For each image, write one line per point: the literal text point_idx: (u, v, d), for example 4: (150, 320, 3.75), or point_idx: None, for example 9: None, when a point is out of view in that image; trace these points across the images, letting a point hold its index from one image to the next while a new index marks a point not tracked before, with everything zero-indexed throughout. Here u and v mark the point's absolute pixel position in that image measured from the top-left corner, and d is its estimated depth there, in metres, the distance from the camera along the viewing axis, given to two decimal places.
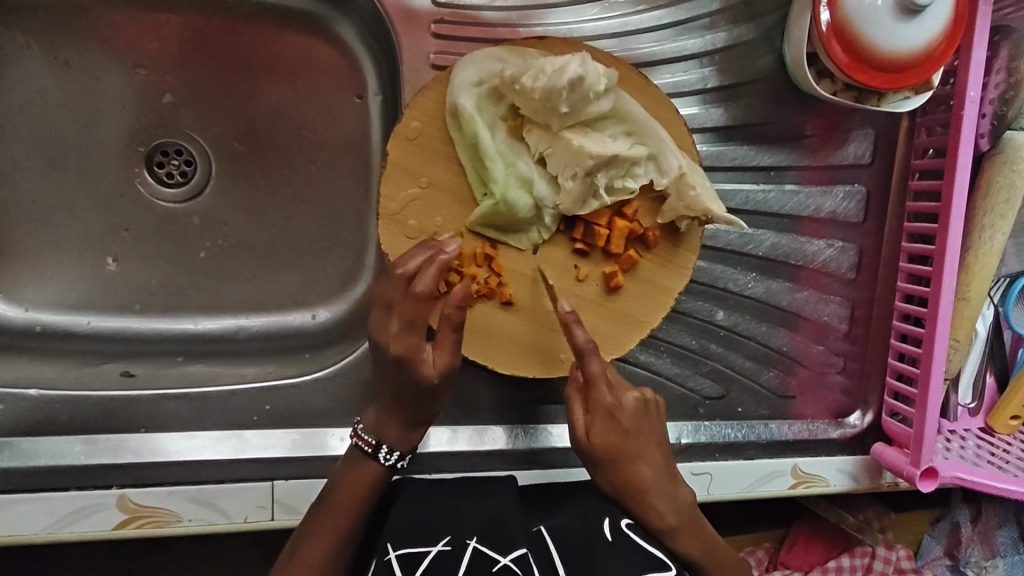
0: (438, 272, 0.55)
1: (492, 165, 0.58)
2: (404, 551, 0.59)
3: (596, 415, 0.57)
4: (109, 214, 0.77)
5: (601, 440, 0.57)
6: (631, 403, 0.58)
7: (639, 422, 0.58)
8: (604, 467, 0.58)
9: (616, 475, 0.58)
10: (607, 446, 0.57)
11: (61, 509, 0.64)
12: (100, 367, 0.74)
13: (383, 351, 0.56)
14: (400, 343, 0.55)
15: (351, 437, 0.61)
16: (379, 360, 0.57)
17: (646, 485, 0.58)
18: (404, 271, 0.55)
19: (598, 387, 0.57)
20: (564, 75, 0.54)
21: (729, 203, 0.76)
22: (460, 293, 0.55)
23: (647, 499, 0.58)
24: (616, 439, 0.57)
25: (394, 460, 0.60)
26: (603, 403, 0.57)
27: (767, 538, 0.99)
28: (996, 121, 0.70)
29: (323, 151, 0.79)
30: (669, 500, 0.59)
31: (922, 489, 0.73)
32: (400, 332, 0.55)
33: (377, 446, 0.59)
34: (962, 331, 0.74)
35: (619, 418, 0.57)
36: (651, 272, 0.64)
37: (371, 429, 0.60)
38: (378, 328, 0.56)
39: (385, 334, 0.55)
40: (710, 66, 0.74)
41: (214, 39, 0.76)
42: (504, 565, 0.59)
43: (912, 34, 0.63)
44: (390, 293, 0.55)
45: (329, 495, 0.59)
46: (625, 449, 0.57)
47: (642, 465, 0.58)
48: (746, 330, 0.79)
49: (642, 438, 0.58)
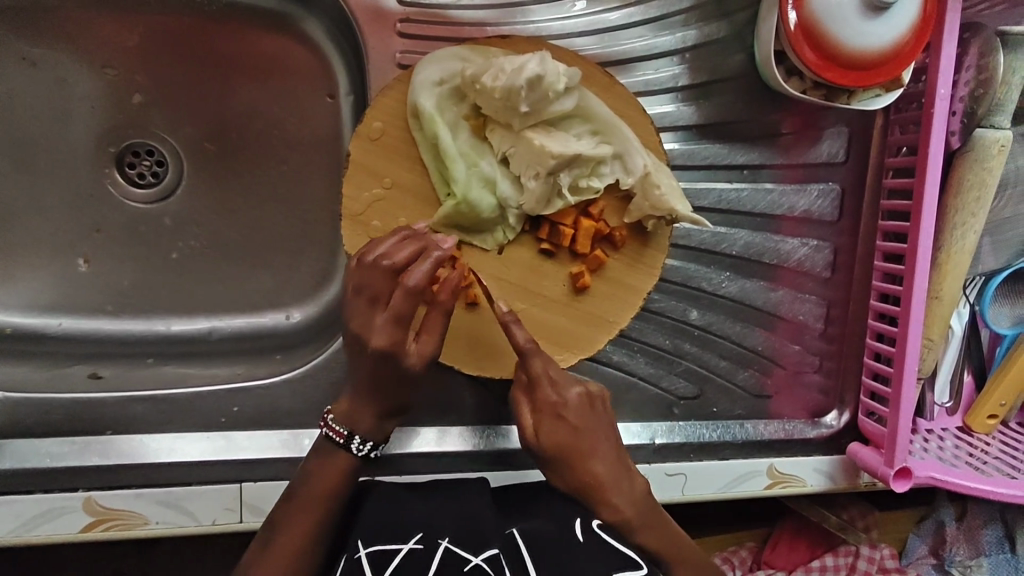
0: (426, 270, 0.54)
1: (454, 165, 0.58)
2: (375, 548, 0.56)
3: (541, 415, 0.55)
4: (80, 216, 0.76)
5: (549, 442, 0.54)
6: (574, 399, 0.55)
7: (587, 418, 0.55)
8: (556, 467, 0.55)
9: (569, 474, 0.54)
10: (557, 444, 0.54)
11: (26, 512, 0.63)
12: (68, 369, 0.74)
13: (363, 342, 0.55)
14: (382, 337, 0.54)
15: (322, 427, 0.60)
16: (353, 351, 0.56)
17: (602, 481, 0.54)
18: (391, 264, 0.54)
19: (540, 385, 0.56)
20: (522, 74, 0.54)
21: (701, 202, 0.75)
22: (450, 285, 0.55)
23: (604, 496, 0.54)
24: (563, 437, 0.54)
25: (367, 450, 0.59)
26: (545, 403, 0.55)
27: (751, 536, 0.97)
28: (966, 118, 0.70)
29: (294, 151, 0.78)
30: (627, 493, 0.55)
31: (898, 489, 0.73)
32: (382, 324, 0.55)
33: (348, 437, 0.59)
34: (936, 329, 0.73)
35: (562, 414, 0.55)
36: (619, 272, 0.63)
37: (342, 419, 0.59)
38: (357, 319, 0.55)
39: (368, 326, 0.55)
40: (681, 64, 0.74)
41: (183, 39, 0.76)
42: (476, 565, 0.55)
43: (880, 32, 0.64)
44: (373, 284, 0.54)
45: (300, 490, 0.58)
46: (575, 446, 0.54)
47: (597, 463, 0.54)
48: (720, 329, 0.78)
49: (594, 434, 0.55)
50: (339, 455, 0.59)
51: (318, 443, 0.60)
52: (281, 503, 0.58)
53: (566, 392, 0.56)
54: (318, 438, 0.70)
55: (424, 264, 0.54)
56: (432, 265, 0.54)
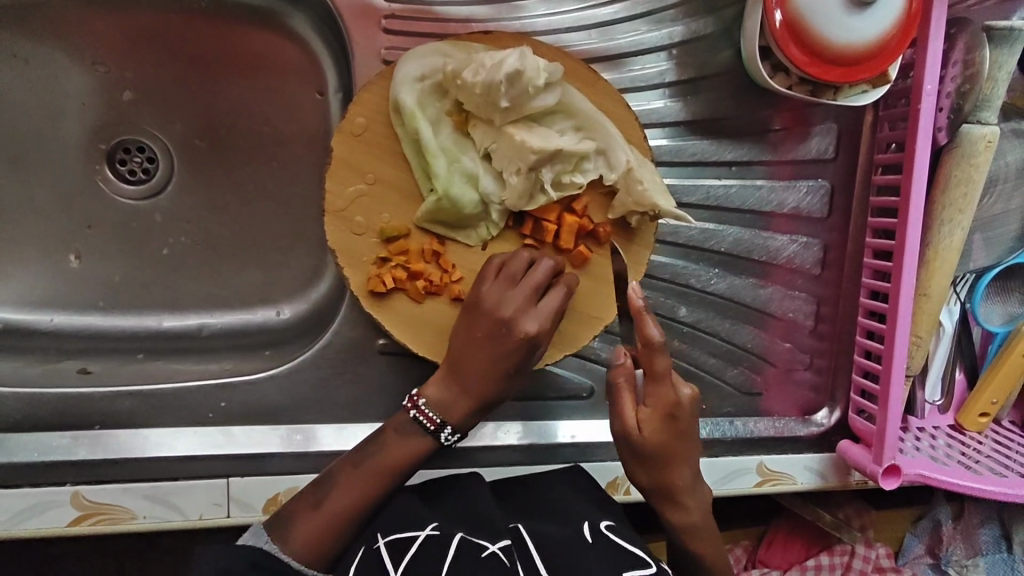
0: (552, 272, 0.58)
1: (435, 161, 0.58)
2: (394, 537, 0.53)
3: (651, 411, 0.55)
4: (72, 212, 0.77)
5: (658, 439, 0.55)
6: (688, 402, 0.56)
7: (692, 421, 0.57)
8: (650, 461, 0.57)
9: (658, 471, 0.57)
10: (659, 443, 0.55)
11: (14, 505, 0.64)
12: (58, 364, 0.74)
13: (513, 325, 0.56)
14: (534, 322, 0.56)
15: (408, 408, 0.59)
16: (490, 332, 0.57)
17: (680, 486, 0.58)
18: (557, 266, 0.59)
19: (661, 383, 0.55)
20: (502, 69, 0.54)
21: (688, 199, 0.75)
22: (537, 278, 0.58)
23: (677, 498, 0.59)
24: (673, 440, 0.56)
25: (452, 441, 0.60)
26: (663, 402, 0.55)
27: (745, 536, 0.98)
28: (953, 114, 0.70)
29: (284, 148, 0.78)
30: (698, 501, 0.60)
31: (886, 487, 0.73)
32: (534, 312, 0.57)
33: (440, 426, 0.59)
34: (924, 326, 0.72)
35: (675, 417, 0.55)
36: (604, 268, 0.63)
37: (436, 407, 0.59)
38: (509, 300, 0.57)
39: (521, 312, 0.56)
40: (668, 60, 0.74)
41: (172, 36, 0.76)
42: (493, 553, 0.51)
43: (863, 27, 0.64)
44: (515, 275, 0.58)
45: (371, 458, 0.58)
46: (675, 449, 0.56)
47: (676, 468, 0.57)
48: (709, 326, 0.78)
49: (689, 439, 0.57)
50: (423, 437, 0.59)
51: (398, 420, 0.60)
52: (346, 466, 0.58)
53: (672, 393, 0.55)
54: (306, 433, 0.70)
55: (541, 266, 0.58)
56: (527, 266, 0.59)
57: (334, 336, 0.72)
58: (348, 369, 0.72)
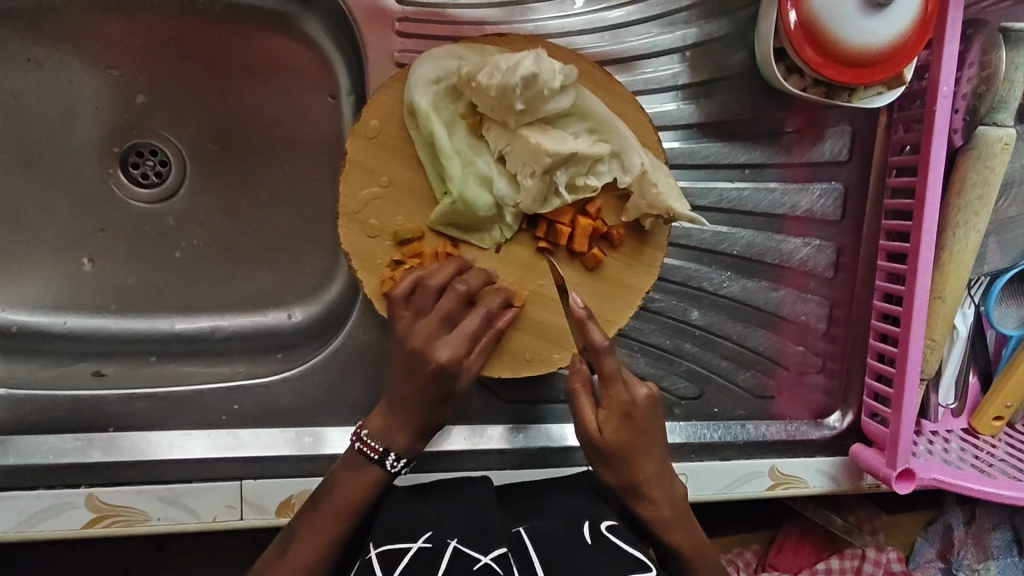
0: (463, 295, 0.58)
1: (449, 163, 0.58)
2: (386, 548, 0.54)
3: (609, 412, 0.58)
4: (85, 215, 0.77)
5: (616, 438, 0.58)
6: (642, 399, 0.58)
7: (649, 417, 0.59)
8: (611, 461, 0.59)
9: (624, 468, 0.59)
10: (619, 441, 0.58)
11: (29, 507, 0.64)
12: (72, 366, 0.74)
13: (425, 358, 0.57)
14: (446, 350, 0.57)
15: (353, 441, 0.61)
16: (406, 365, 0.58)
17: (648, 481, 0.59)
18: (466, 289, 0.58)
19: (614, 383, 0.57)
20: (517, 72, 0.54)
21: (701, 202, 0.75)
22: (448, 301, 0.58)
23: (648, 493, 0.60)
24: (631, 436, 0.58)
25: (399, 467, 0.60)
26: (619, 401, 0.58)
27: (755, 540, 0.97)
28: (968, 116, 0.70)
29: (296, 151, 0.79)
30: (668, 494, 0.60)
31: (899, 491, 0.72)
32: (447, 339, 0.57)
33: (384, 453, 0.59)
34: (939, 330, 0.72)
35: (631, 413, 0.58)
36: (618, 271, 0.63)
37: (377, 436, 0.60)
38: (420, 333, 0.57)
39: (433, 342, 0.57)
40: (681, 62, 0.74)
41: (186, 39, 0.77)
42: (485, 564, 0.52)
43: (878, 29, 0.63)
44: (426, 304, 0.58)
45: (324, 501, 0.59)
46: (635, 445, 0.58)
47: (640, 464, 0.59)
48: (721, 329, 0.78)
49: (650, 435, 0.59)
50: (372, 468, 0.59)
51: (346, 456, 0.60)
52: (307, 512, 0.59)
53: (622, 393, 0.58)
54: (318, 436, 0.70)
55: (449, 293, 0.58)
56: (438, 292, 0.58)
57: (345, 339, 0.72)
58: (359, 371, 0.72)
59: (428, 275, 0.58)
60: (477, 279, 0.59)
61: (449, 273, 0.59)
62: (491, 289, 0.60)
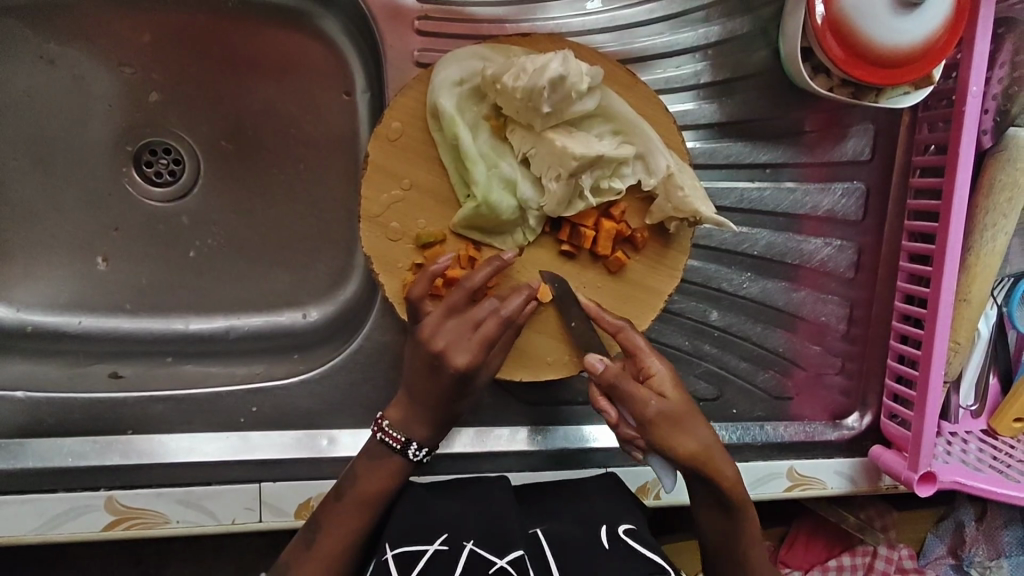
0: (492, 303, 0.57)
1: (473, 166, 0.57)
2: (401, 550, 0.54)
3: (657, 381, 0.54)
4: (99, 215, 0.76)
5: (665, 414, 0.53)
6: (677, 370, 0.57)
7: (688, 390, 0.57)
8: (664, 443, 0.54)
9: (683, 442, 0.54)
10: (672, 410, 0.54)
11: (49, 510, 0.64)
12: (89, 368, 0.74)
13: (443, 361, 0.56)
14: (465, 355, 0.55)
15: (374, 432, 0.60)
16: (423, 364, 0.57)
17: (711, 450, 0.55)
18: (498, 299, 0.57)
19: (644, 356, 0.55)
20: (545, 75, 0.53)
21: (722, 202, 0.74)
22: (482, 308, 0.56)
23: (714, 463, 0.55)
24: (677, 408, 0.54)
25: (422, 456, 0.60)
26: (662, 371, 0.55)
27: (767, 537, 0.95)
28: (999, 117, 0.70)
29: (310, 149, 0.78)
30: (729, 463, 0.56)
31: (921, 494, 0.72)
32: (466, 344, 0.55)
33: (406, 443, 0.59)
34: (963, 333, 0.73)
35: (672, 381, 0.55)
36: (640, 274, 0.62)
37: (399, 425, 0.59)
38: (443, 335, 0.56)
39: (455, 345, 0.55)
40: (703, 61, 0.72)
41: (200, 35, 0.75)
42: (500, 568, 0.52)
43: (910, 27, 0.63)
44: (455, 305, 0.56)
45: (347, 491, 0.59)
46: (688, 412, 0.54)
47: (693, 436, 0.54)
48: (741, 330, 0.77)
49: (694, 404, 0.56)
50: (393, 458, 0.59)
51: (368, 447, 0.60)
52: (327, 503, 0.59)
53: (655, 365, 0.55)
54: (336, 439, 0.70)
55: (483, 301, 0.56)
56: (469, 296, 0.57)
57: (363, 341, 0.71)
58: (377, 373, 0.71)
59: (466, 276, 0.57)
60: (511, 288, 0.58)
61: (485, 276, 0.57)
62: (515, 293, 0.57)
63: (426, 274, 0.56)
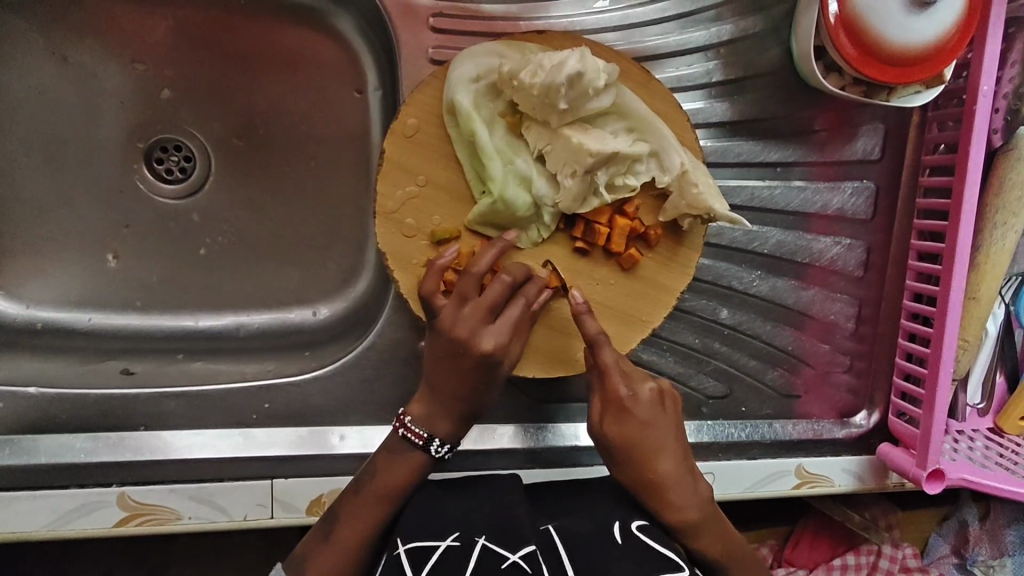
0: (509, 286, 0.57)
1: (490, 162, 0.57)
2: (413, 545, 0.54)
3: (609, 409, 0.58)
4: (111, 211, 0.76)
5: (615, 434, 0.58)
6: (646, 394, 0.58)
7: (655, 415, 0.58)
8: (618, 460, 0.58)
9: (631, 468, 0.57)
10: (619, 436, 0.57)
11: (62, 506, 0.64)
12: (99, 364, 0.74)
13: (468, 347, 0.56)
14: (490, 340, 0.56)
15: (396, 427, 0.60)
16: (446, 354, 0.57)
17: (663, 479, 0.57)
18: (511, 278, 0.57)
19: (610, 378, 0.58)
20: (562, 71, 0.54)
21: (733, 200, 0.75)
22: (498, 291, 0.57)
23: (663, 495, 0.57)
24: (631, 434, 0.57)
25: (443, 452, 0.60)
26: (616, 397, 0.58)
27: (773, 535, 0.96)
28: (1010, 115, 0.71)
29: (321, 147, 0.78)
30: (689, 497, 0.58)
31: (930, 491, 0.72)
32: (489, 329, 0.56)
33: (428, 439, 0.59)
34: (971, 331, 0.73)
35: (630, 409, 0.57)
36: (653, 271, 0.63)
37: (421, 422, 0.59)
38: (465, 323, 0.56)
39: (477, 332, 0.56)
40: (715, 60, 0.73)
41: (211, 33, 0.76)
42: (514, 563, 0.52)
43: (924, 27, 0.63)
44: (468, 292, 0.57)
45: (367, 484, 0.59)
46: (639, 443, 0.57)
47: (646, 462, 0.57)
48: (750, 328, 0.77)
49: (657, 432, 0.58)
50: (415, 454, 0.60)
51: (389, 442, 0.60)
52: (348, 495, 0.60)
53: (619, 388, 0.58)
54: (347, 435, 0.70)
55: (494, 284, 0.57)
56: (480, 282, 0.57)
57: (374, 338, 0.72)
58: (389, 370, 0.71)
59: (473, 260, 0.57)
60: (521, 272, 0.58)
61: (491, 258, 0.57)
62: (531, 283, 0.59)
63: (434, 268, 0.57)
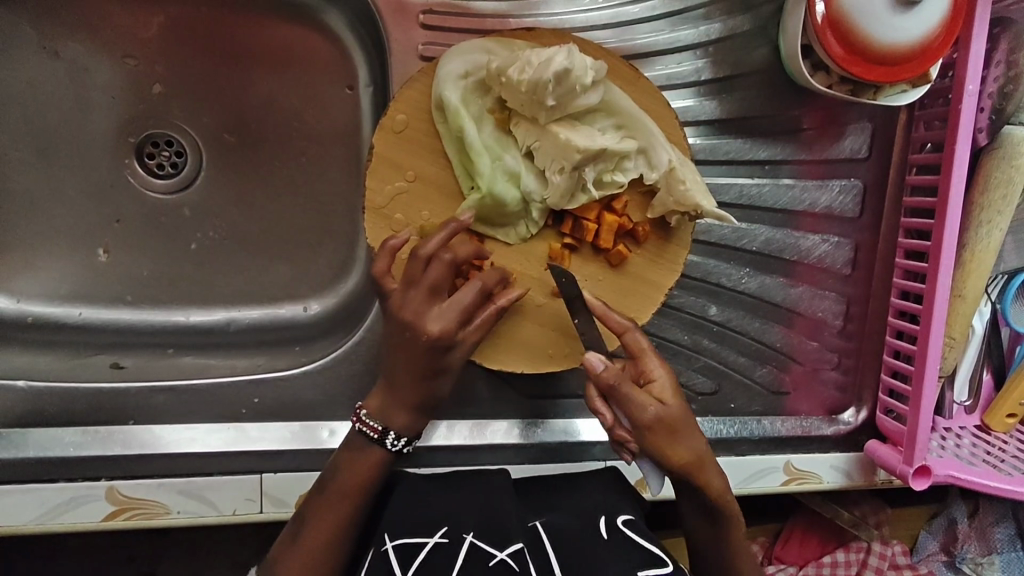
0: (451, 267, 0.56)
1: (478, 159, 0.58)
2: (401, 542, 0.54)
3: (656, 388, 0.55)
4: (101, 206, 0.76)
5: (670, 409, 0.54)
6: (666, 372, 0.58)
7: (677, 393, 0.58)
8: (669, 443, 0.54)
9: (681, 444, 0.55)
10: (674, 412, 0.54)
11: (50, 500, 0.64)
12: (90, 358, 0.74)
13: (415, 331, 0.56)
14: (436, 323, 0.56)
15: (354, 422, 0.60)
16: (399, 336, 0.58)
17: (702, 453, 0.56)
18: (453, 258, 0.57)
19: (648, 356, 0.56)
20: (550, 68, 0.54)
21: (722, 198, 0.75)
22: (442, 273, 0.56)
23: (706, 464, 0.56)
24: (681, 407, 0.55)
25: (400, 445, 0.60)
26: (659, 374, 0.55)
27: (763, 532, 0.96)
28: (995, 115, 0.71)
29: (313, 143, 0.78)
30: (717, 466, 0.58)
31: (916, 487, 0.73)
32: (435, 312, 0.56)
33: (383, 433, 0.59)
34: (957, 328, 0.74)
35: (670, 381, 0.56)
36: (642, 268, 0.63)
37: (376, 415, 0.60)
38: (411, 307, 0.56)
39: (422, 315, 0.56)
40: (704, 58, 0.73)
41: (201, 29, 0.76)
42: (501, 561, 0.52)
43: (909, 26, 0.64)
44: (414, 276, 0.57)
45: (333, 481, 0.59)
46: (687, 416, 0.55)
47: (691, 437, 0.56)
48: (739, 326, 0.78)
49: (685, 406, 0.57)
50: (374, 449, 0.59)
51: (349, 439, 0.60)
52: (314, 495, 0.59)
53: (655, 369, 0.55)
54: (337, 430, 0.70)
55: (437, 264, 0.56)
56: (425, 264, 0.57)
57: (364, 333, 0.72)
58: (378, 366, 0.72)
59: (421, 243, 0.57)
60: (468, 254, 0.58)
61: (439, 241, 0.57)
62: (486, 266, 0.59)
63: (385, 249, 0.57)
